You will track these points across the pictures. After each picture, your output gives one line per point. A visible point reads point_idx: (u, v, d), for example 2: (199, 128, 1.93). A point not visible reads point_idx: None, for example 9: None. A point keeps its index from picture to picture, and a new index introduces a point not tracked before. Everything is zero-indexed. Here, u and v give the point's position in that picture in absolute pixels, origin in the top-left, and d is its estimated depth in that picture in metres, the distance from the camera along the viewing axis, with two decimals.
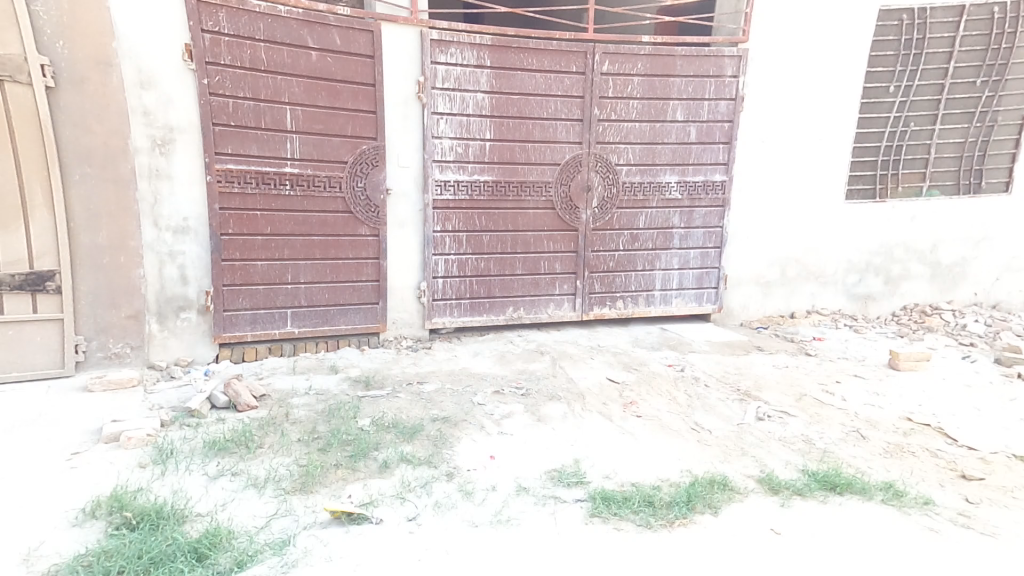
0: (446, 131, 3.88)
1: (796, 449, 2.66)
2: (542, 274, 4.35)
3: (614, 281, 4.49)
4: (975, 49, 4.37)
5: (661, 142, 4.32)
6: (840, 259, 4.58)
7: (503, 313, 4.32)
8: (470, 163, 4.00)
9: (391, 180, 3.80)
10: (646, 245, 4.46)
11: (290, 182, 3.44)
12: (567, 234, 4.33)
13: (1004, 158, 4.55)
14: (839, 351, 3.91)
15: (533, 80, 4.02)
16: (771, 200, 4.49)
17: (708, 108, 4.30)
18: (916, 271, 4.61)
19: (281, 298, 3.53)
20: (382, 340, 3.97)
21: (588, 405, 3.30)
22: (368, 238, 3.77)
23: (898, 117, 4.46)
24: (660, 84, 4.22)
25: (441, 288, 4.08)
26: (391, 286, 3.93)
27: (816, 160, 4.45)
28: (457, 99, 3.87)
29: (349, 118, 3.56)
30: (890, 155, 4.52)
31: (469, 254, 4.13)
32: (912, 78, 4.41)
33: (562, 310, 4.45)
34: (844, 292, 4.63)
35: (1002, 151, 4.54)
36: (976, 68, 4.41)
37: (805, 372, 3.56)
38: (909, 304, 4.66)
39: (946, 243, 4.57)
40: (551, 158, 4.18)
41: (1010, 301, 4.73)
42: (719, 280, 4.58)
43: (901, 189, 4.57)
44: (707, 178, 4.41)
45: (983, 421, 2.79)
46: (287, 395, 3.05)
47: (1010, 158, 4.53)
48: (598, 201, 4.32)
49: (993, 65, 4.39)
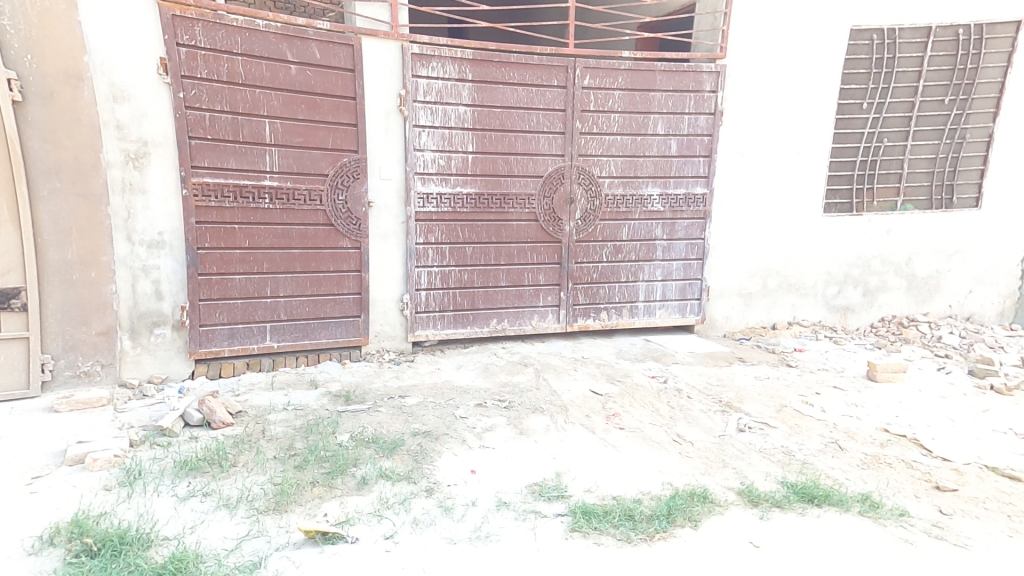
0: (428, 144, 3.89)
1: (776, 460, 2.67)
2: (526, 285, 4.35)
3: (598, 292, 4.50)
4: (942, 69, 4.49)
5: (643, 155, 4.37)
6: (820, 269, 4.64)
7: (487, 325, 4.30)
8: (453, 175, 4.01)
9: (373, 192, 3.78)
10: (629, 257, 4.49)
11: (269, 195, 3.41)
12: (551, 246, 4.34)
13: (973, 174, 4.66)
14: (819, 362, 3.95)
15: (514, 94, 4.05)
16: (751, 213, 4.55)
17: (688, 122, 4.36)
18: (894, 282, 4.69)
19: (260, 313, 3.48)
20: (364, 353, 3.93)
21: (571, 417, 3.29)
22: (350, 251, 3.75)
23: (872, 133, 4.57)
24: (641, 98, 4.28)
25: (424, 300, 4.06)
26: (373, 299, 3.90)
27: (794, 174, 4.52)
28: (440, 112, 3.88)
29: (330, 131, 3.55)
30: (865, 169, 4.61)
31: (452, 266, 4.12)
32: (884, 95, 4.52)
33: (546, 322, 4.45)
34: (824, 303, 4.69)
35: (971, 168, 4.65)
36: (944, 87, 4.53)
37: (786, 382, 3.58)
38: (887, 314, 4.73)
39: (921, 256, 4.66)
40: (534, 170, 4.21)
41: (984, 312, 4.82)
42: (701, 291, 4.62)
43: (876, 203, 4.66)
44: (688, 191, 4.47)
45: (958, 432, 2.82)
46: (264, 411, 2.99)
47: (979, 173, 4.65)
48: (581, 214, 4.35)
49: (960, 85, 4.51)
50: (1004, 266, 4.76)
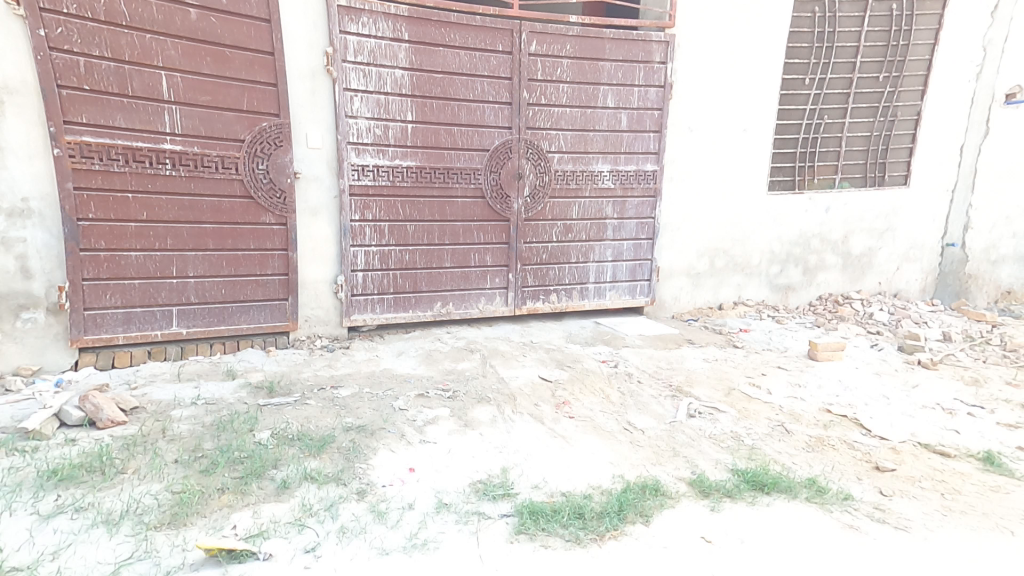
0: (362, 110, 3.52)
1: (725, 446, 2.66)
2: (473, 266, 4.10)
3: (548, 274, 4.33)
4: (877, 45, 4.55)
5: (593, 129, 4.19)
6: (764, 249, 4.68)
7: (430, 308, 4.03)
8: (391, 147, 3.67)
9: (298, 161, 3.38)
10: (579, 236, 4.34)
11: (171, 160, 2.95)
12: (498, 224, 4.11)
13: (903, 152, 4.81)
14: (763, 342, 3.98)
15: (456, 58, 3.73)
16: (699, 191, 4.50)
17: (638, 94, 4.21)
18: (831, 261, 4.82)
19: (163, 296, 3.04)
20: (293, 340, 3.54)
21: (519, 407, 3.13)
22: (273, 227, 3.34)
23: (813, 110, 4.60)
24: (590, 68, 4.07)
25: (361, 282, 3.73)
26: (301, 280, 3.51)
27: (741, 151, 4.50)
28: (373, 75, 3.50)
29: (244, 90, 3.10)
30: (807, 146, 4.66)
31: (392, 246, 3.80)
32: (825, 70, 4.54)
33: (494, 305, 4.24)
34: (768, 283, 4.75)
35: (901, 146, 4.79)
36: (879, 64, 4.59)
37: (733, 364, 3.64)
38: (824, 294, 4.87)
39: (856, 234, 4.80)
40: (480, 143, 3.93)
41: (909, 289, 5.06)
42: (651, 272, 4.55)
43: (816, 180, 4.74)
44: (639, 167, 4.35)
45: (891, 410, 2.87)
46: (166, 406, 2.59)
47: (908, 152, 4.80)
48: (530, 190, 4.13)
49: (893, 61, 4.59)
50: (928, 244, 4.99)
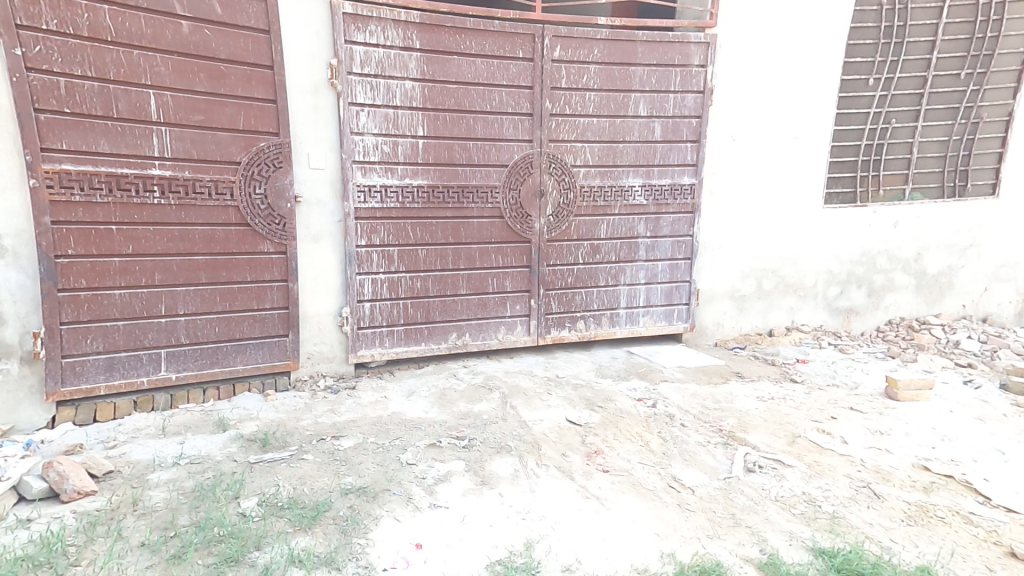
0: (368, 126, 3.22)
1: (798, 514, 2.19)
2: (491, 293, 3.78)
3: (574, 298, 3.98)
4: (958, 39, 4.05)
5: (623, 140, 3.82)
6: (819, 268, 4.21)
7: (445, 340, 3.71)
8: (400, 166, 3.37)
9: (299, 183, 3.09)
10: (608, 258, 3.97)
11: (159, 187, 2.68)
12: (519, 246, 3.78)
13: (990, 158, 4.26)
14: (827, 376, 3.54)
15: (472, 68, 3.42)
16: (744, 205, 4.09)
17: (673, 101, 3.83)
18: (899, 280, 4.28)
19: (151, 337, 2.76)
20: (294, 380, 3.21)
21: (544, 458, 2.71)
22: (272, 257, 3.04)
23: (878, 113, 4.11)
24: (620, 75, 3.71)
25: (368, 313, 3.41)
26: (303, 314, 3.20)
27: (793, 160, 4.07)
28: (381, 88, 3.21)
29: (240, 107, 2.84)
30: (871, 154, 4.17)
31: (402, 272, 3.49)
32: (893, 69, 4.07)
33: (515, 334, 3.90)
34: (825, 306, 4.27)
35: (988, 151, 4.25)
36: (960, 59, 4.08)
37: (793, 405, 3.15)
38: (894, 318, 4.33)
39: (931, 251, 4.25)
40: (498, 159, 3.62)
41: (999, 313, 4.46)
42: (690, 295, 4.14)
43: (882, 192, 4.24)
44: (674, 181, 3.95)
45: (1011, 470, 2.39)
46: (144, 469, 2.27)
47: (996, 157, 4.25)
48: (553, 209, 3.79)
49: (978, 56, 4.08)
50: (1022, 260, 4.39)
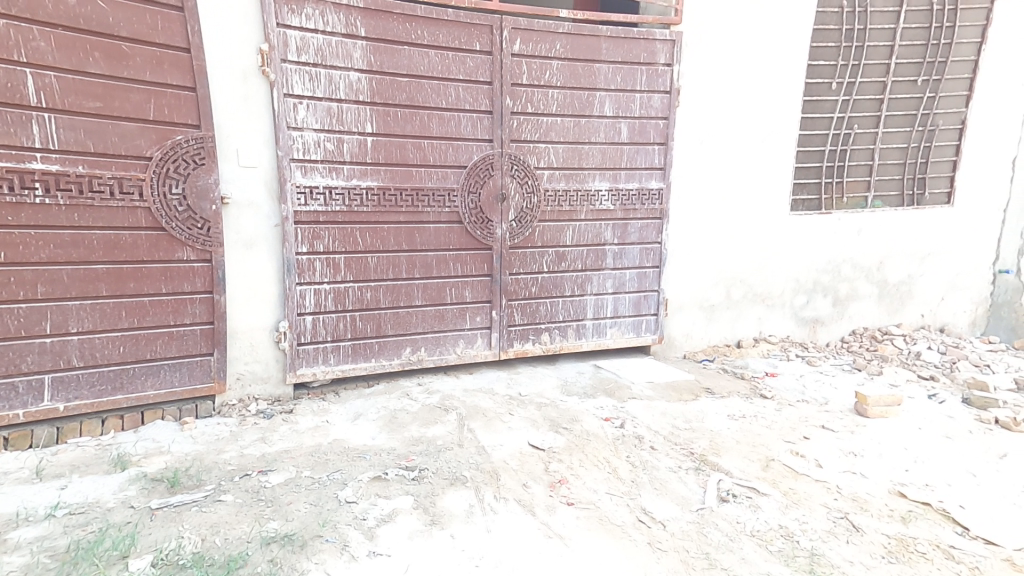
0: (309, 121, 2.91)
1: (776, 553, 1.99)
2: (448, 304, 3.53)
3: (538, 310, 3.78)
4: (915, 44, 4.03)
5: (588, 142, 3.67)
6: (787, 278, 4.13)
7: (398, 355, 3.42)
8: (346, 166, 3.07)
9: (225, 182, 2.74)
10: (574, 266, 3.80)
11: (44, 184, 2.29)
12: (479, 253, 3.57)
13: (946, 166, 4.25)
14: (795, 391, 3.40)
15: (425, 59, 3.18)
16: (710, 212, 3.97)
17: (640, 102, 3.69)
18: (863, 289, 4.24)
19: (33, 360, 2.35)
20: (220, 405, 2.84)
21: (503, 491, 2.43)
22: (192, 265, 2.67)
23: (841, 118, 4.06)
24: (584, 71, 3.56)
25: (310, 328, 3.07)
26: (231, 330, 2.83)
27: (760, 165, 3.97)
28: (322, 79, 2.90)
29: (148, 94, 2.47)
30: (835, 160, 4.11)
31: (349, 282, 3.18)
32: (855, 73, 4.01)
33: (474, 348, 3.67)
34: (793, 316, 4.19)
35: (944, 159, 4.24)
36: (916, 66, 4.07)
37: (765, 424, 3.00)
38: (858, 329, 4.28)
39: (892, 259, 4.23)
40: (455, 159, 3.39)
41: (955, 323, 4.46)
42: (658, 305, 4.00)
43: (845, 199, 4.18)
44: (642, 185, 3.82)
45: (985, 494, 2.27)
46: (8, 525, 1.86)
47: (952, 165, 4.25)
48: (515, 213, 3.59)
49: (934, 62, 4.06)
50: (978, 271, 4.43)
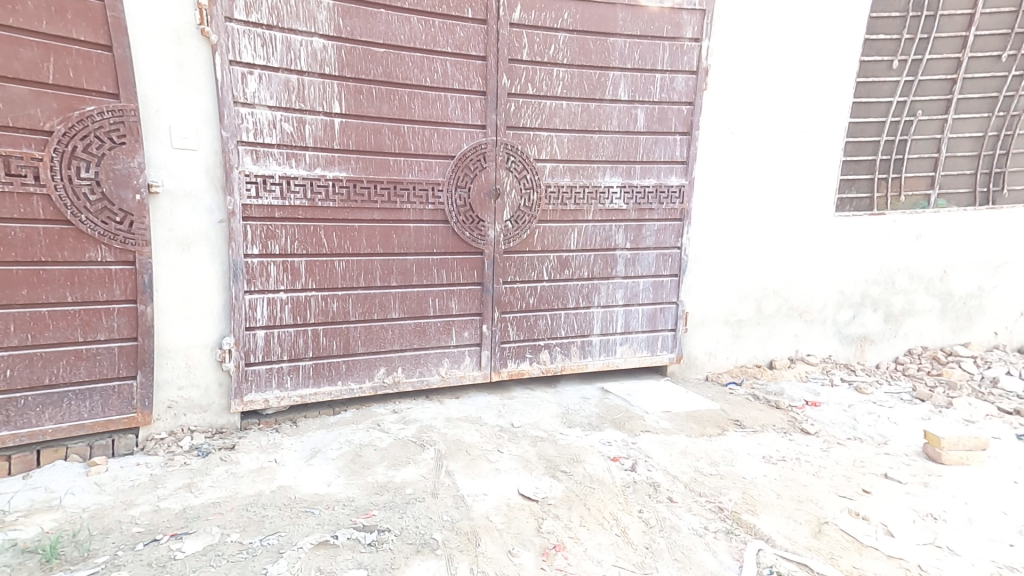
0: (262, 96, 2.43)
1: None
2: (431, 318, 3.07)
3: (537, 324, 3.30)
4: (1002, 12, 3.44)
5: (598, 130, 3.15)
6: (828, 290, 3.57)
7: (371, 376, 2.93)
8: (309, 152, 2.59)
9: (153, 166, 2.25)
10: (579, 274, 3.30)
11: None
12: (468, 258, 3.08)
13: None
14: (844, 427, 2.85)
15: (405, 27, 2.68)
16: (742, 212, 3.44)
17: (660, 84, 3.16)
18: (921, 304, 3.68)
19: None
20: (144, 439, 2.37)
21: (483, 561, 1.88)
22: (109, 268, 2.20)
23: (903, 103, 3.50)
24: (596, 46, 3.03)
25: (264, 345, 2.58)
26: (160, 348, 2.36)
27: (800, 159, 3.43)
28: (278, 45, 2.41)
29: (47, 53, 1.99)
30: (892, 153, 3.56)
31: (311, 290, 2.69)
32: (923, 49, 3.44)
33: (461, 368, 3.20)
34: (834, 334, 3.63)
35: None
36: (1003, 37, 3.48)
37: (812, 469, 2.44)
38: (915, 348, 3.72)
39: (958, 270, 3.66)
40: (441, 148, 2.89)
41: None
42: (676, 319, 3.49)
43: (903, 198, 3.63)
44: (659, 181, 3.29)
45: None
46: None
47: None
48: (511, 213, 3.10)
49: (1023, 34, 3.48)
50: None
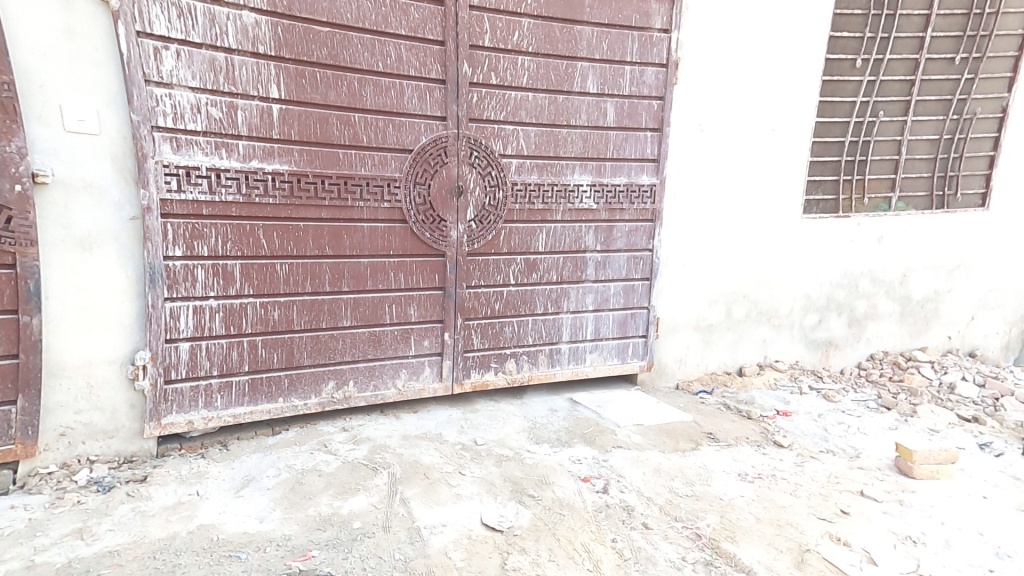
0: (182, 75, 2.12)
1: None
2: (386, 326, 2.80)
3: (502, 331, 3.09)
4: (954, 15, 3.45)
5: (566, 125, 2.95)
6: (797, 294, 3.51)
7: (318, 392, 2.64)
8: (242, 142, 2.29)
9: (34, 153, 1.94)
10: (547, 278, 3.11)
11: None
12: (429, 260, 2.83)
13: (981, 162, 3.71)
14: (816, 438, 2.77)
15: (350, 4, 2.40)
16: (710, 213, 3.32)
17: (629, 77, 3.00)
18: (882, 307, 3.67)
19: None
20: (25, 475, 2.04)
21: None
22: None
23: (864, 103, 3.46)
24: (562, 33, 2.84)
25: (189, 360, 2.27)
26: (48, 365, 2.06)
27: (770, 158, 3.34)
28: (197, 17, 2.12)
29: None
30: (855, 154, 3.52)
31: (248, 296, 2.39)
32: (883, 49, 3.40)
33: (420, 380, 2.95)
34: (802, 339, 3.58)
35: (980, 154, 3.69)
36: (955, 40, 3.49)
37: (787, 486, 2.33)
38: (877, 353, 3.71)
39: (916, 273, 3.67)
40: (397, 141, 2.63)
41: (986, 346, 3.94)
42: (647, 325, 3.34)
43: (866, 200, 3.59)
44: (630, 180, 3.13)
45: None
46: None
47: (988, 162, 3.71)
48: (475, 211, 2.87)
49: (975, 37, 3.49)
50: (1010, 285, 3.91)
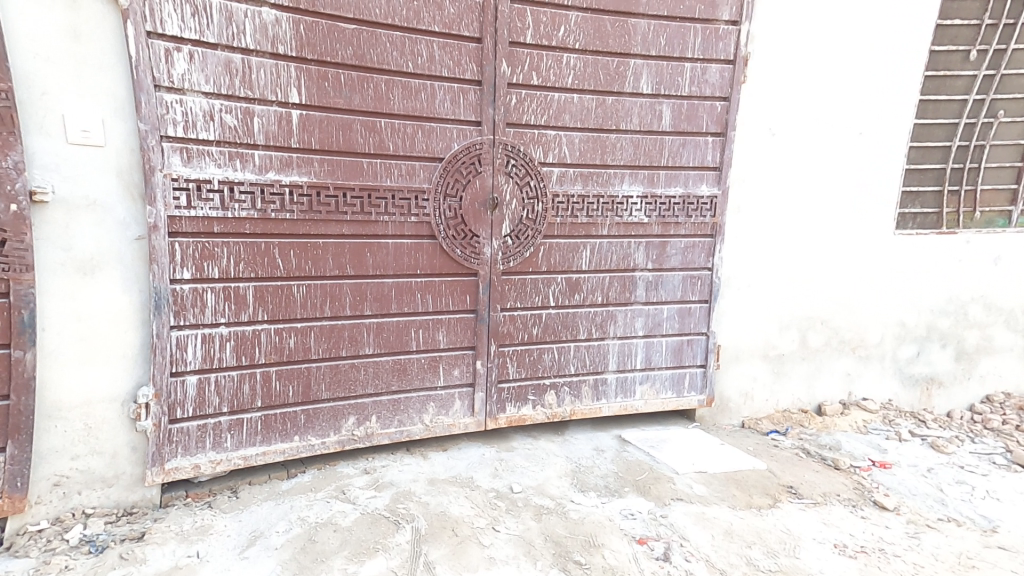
0: (195, 79, 1.89)
1: None
2: (413, 354, 2.51)
3: (541, 360, 2.75)
4: None
5: (614, 129, 2.62)
6: (891, 322, 3.07)
7: (338, 428, 2.37)
8: (258, 152, 2.05)
9: (32, 168, 1.70)
10: (591, 299, 2.76)
11: None
12: (460, 281, 2.54)
13: None
14: (926, 499, 2.31)
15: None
16: (788, 227, 2.91)
17: (689, 76, 2.65)
18: (1000, 341, 3.22)
19: None
20: (13, 533, 1.79)
21: None
22: None
23: (982, 101, 3.00)
24: (613, 27, 2.52)
25: (214, 401, 2.07)
26: (43, 408, 1.80)
27: (859, 164, 2.91)
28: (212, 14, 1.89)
29: None
30: (966, 161, 3.06)
31: (261, 322, 2.15)
32: (1007, 37, 2.94)
33: (450, 415, 2.64)
34: (894, 373, 3.14)
35: None
36: None
37: (900, 561, 1.87)
38: (992, 393, 3.25)
39: None
40: (426, 148, 2.36)
41: None
42: (705, 353, 2.95)
43: (978, 215, 3.13)
44: (687, 190, 2.76)
45: None
46: None
47: None
48: (511, 227, 2.57)
49: None
50: None
